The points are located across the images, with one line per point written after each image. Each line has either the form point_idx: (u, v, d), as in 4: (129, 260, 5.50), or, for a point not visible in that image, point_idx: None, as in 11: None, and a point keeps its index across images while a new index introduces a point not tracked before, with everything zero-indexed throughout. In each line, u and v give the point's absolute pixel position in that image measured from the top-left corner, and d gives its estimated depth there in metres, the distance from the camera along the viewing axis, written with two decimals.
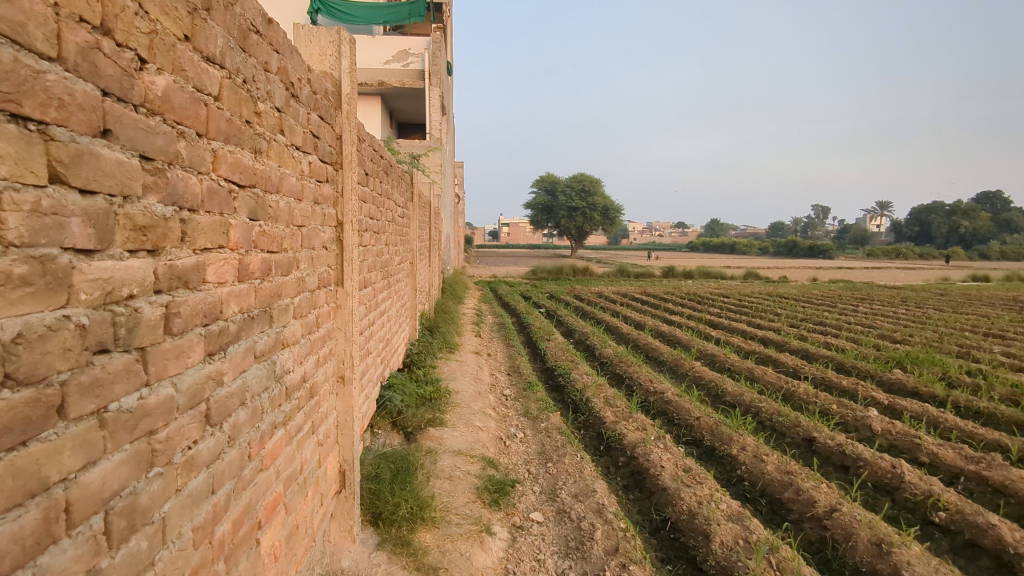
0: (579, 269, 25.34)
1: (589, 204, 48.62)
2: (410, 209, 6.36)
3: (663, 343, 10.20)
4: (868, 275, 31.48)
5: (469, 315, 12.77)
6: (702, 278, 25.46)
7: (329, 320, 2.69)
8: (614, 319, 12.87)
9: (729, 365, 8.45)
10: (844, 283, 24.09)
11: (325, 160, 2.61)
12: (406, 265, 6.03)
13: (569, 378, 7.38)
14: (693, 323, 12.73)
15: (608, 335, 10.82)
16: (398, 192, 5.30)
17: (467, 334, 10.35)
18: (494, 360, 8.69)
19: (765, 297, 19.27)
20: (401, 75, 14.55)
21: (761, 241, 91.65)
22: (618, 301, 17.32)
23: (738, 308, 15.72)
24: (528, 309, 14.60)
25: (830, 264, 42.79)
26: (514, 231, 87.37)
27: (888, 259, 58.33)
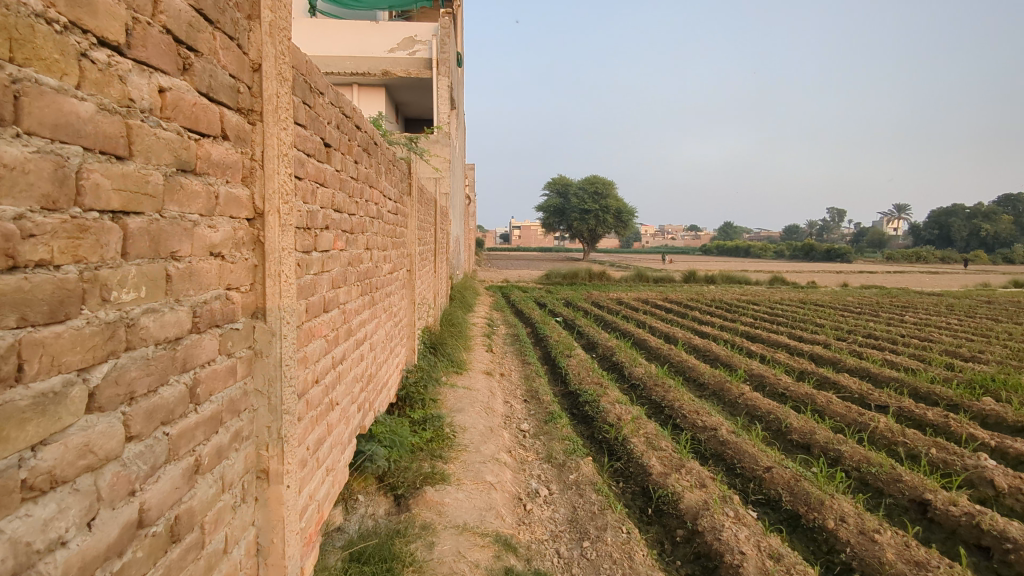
0: (595, 274, 24.12)
1: (603, 207, 47.38)
2: (407, 205, 5.23)
3: (700, 361, 8.96)
4: (898, 281, 29.88)
5: (480, 326, 11.60)
6: (725, 283, 24.09)
7: (226, 383, 1.52)
8: (640, 330, 11.62)
9: (785, 390, 7.20)
10: (878, 289, 22.66)
11: (216, 97, 1.44)
12: (401, 274, 4.90)
13: (599, 408, 6.17)
14: (728, 335, 11.45)
15: (636, 350, 9.60)
16: (389, 182, 4.17)
17: (477, 349, 9.18)
18: (508, 382, 7.51)
19: (797, 305, 17.89)
20: (406, 64, 13.47)
21: (777, 245, 89.93)
22: (640, 309, 16.07)
23: (772, 318, 14.40)
24: (545, 318, 13.42)
25: (854, 269, 41.09)
26: (526, 235, 86.25)
27: (912, 262, 56.52)
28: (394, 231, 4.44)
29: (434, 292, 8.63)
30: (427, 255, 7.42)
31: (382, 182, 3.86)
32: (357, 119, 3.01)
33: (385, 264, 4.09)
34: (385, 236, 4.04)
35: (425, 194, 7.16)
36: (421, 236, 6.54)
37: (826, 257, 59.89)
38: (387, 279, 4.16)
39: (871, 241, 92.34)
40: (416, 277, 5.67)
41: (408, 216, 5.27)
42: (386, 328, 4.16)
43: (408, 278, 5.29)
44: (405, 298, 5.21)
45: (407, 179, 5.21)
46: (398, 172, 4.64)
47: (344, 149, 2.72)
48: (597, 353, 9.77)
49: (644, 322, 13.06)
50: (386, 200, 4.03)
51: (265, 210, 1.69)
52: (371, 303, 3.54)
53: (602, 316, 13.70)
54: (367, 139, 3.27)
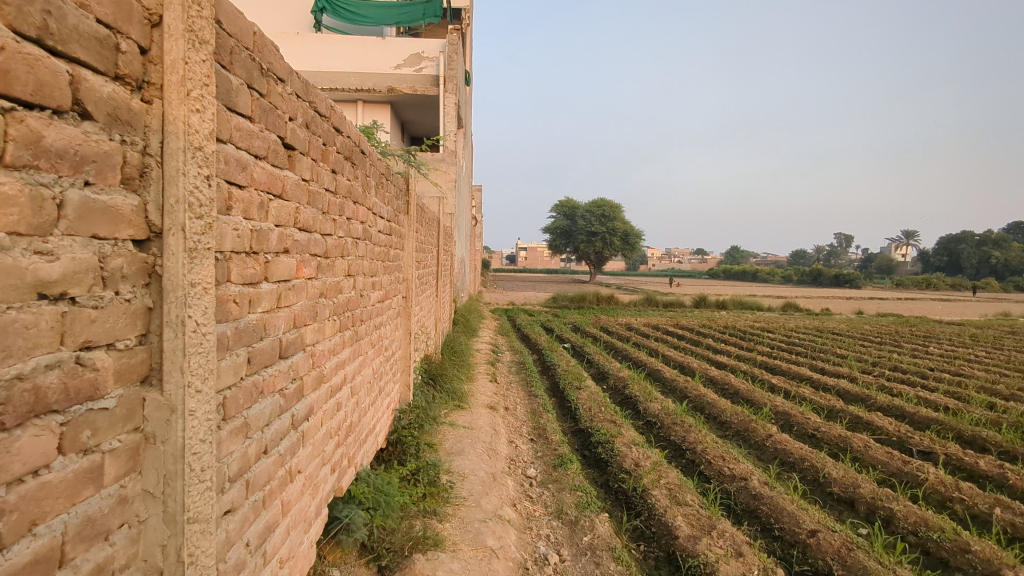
0: (602, 297, 23.57)
1: (610, 229, 46.98)
2: (405, 224, 4.71)
3: (720, 396, 8.34)
4: (913, 308, 29.20)
5: (484, 353, 11.02)
6: (737, 309, 23.42)
7: (74, 497, 0.97)
8: (653, 359, 11.00)
9: (816, 431, 6.58)
10: (894, 317, 22.01)
11: (61, 52, 0.92)
12: (396, 299, 4.37)
13: (614, 452, 5.56)
14: (746, 366, 10.82)
15: (651, 382, 8.98)
16: (381, 198, 3.64)
17: (481, 379, 8.60)
18: (513, 418, 6.91)
19: (814, 333, 17.23)
20: (413, 80, 13.10)
21: (785, 270, 89.20)
22: (651, 335, 15.45)
23: (790, 347, 13.74)
24: (552, 345, 12.84)
25: (867, 296, 40.34)
26: (532, 256, 85.87)
27: (923, 289, 55.72)
28: (386, 253, 3.89)
29: (434, 319, 8.06)
30: (427, 278, 6.89)
31: (373, 198, 3.34)
32: (337, 121, 2.49)
33: (374, 291, 3.55)
34: (375, 259, 3.51)
35: (427, 213, 6.66)
36: (421, 258, 6.01)
37: (836, 283, 59.10)
38: (376, 309, 3.62)
39: (880, 267, 91.57)
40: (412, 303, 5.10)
41: (406, 236, 4.75)
42: (375, 365, 3.62)
43: (403, 305, 4.75)
44: (399, 328, 4.66)
45: (405, 195, 4.69)
46: (393, 188, 4.13)
47: (315, 153, 2.20)
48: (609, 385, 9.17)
49: (656, 350, 12.45)
50: (377, 218, 3.51)
51: (165, 228, 1.16)
52: (353, 338, 3.00)
53: (612, 343, 13.08)
54: (350, 146, 2.75)
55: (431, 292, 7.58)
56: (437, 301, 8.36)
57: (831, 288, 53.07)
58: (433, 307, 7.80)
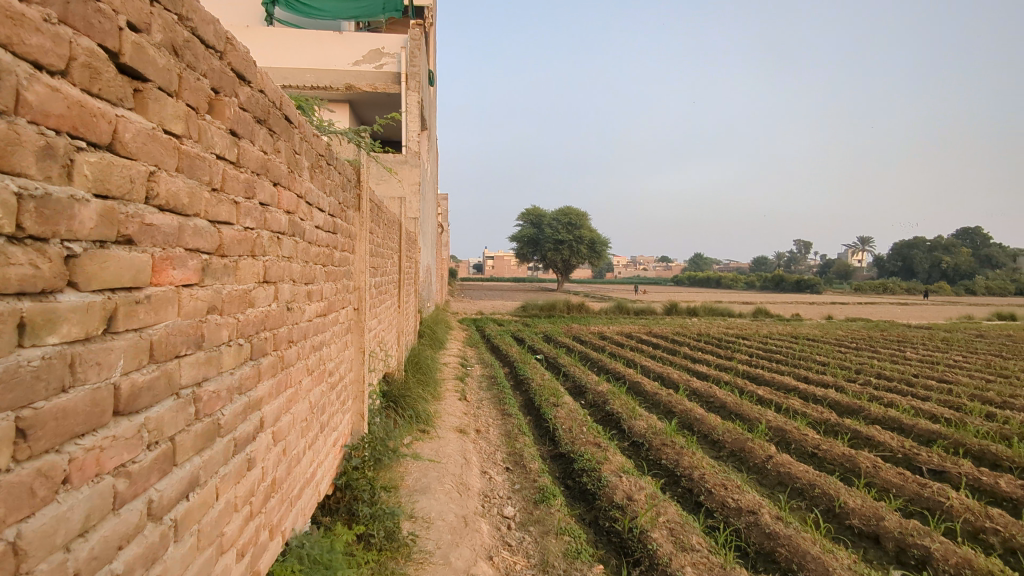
0: (573, 305, 23.01)
1: (577, 238, 46.70)
2: (356, 223, 3.96)
3: (708, 411, 7.73)
4: (879, 312, 29.41)
5: (452, 367, 10.24)
6: (709, 316, 23.07)
7: None
8: (633, 371, 10.38)
9: (818, 451, 6.00)
10: (864, 322, 21.99)
11: None
12: (343, 312, 3.60)
13: (602, 483, 4.90)
14: (729, 376, 10.27)
15: (633, 397, 8.33)
16: (321, 186, 2.90)
17: (449, 397, 7.83)
18: (486, 443, 6.17)
19: (789, 339, 16.89)
20: (373, 78, 12.35)
21: (748, 276, 90.52)
22: (626, 344, 14.89)
23: (769, 355, 13.30)
24: (524, 356, 12.16)
25: (831, 301, 40.76)
26: (499, 265, 85.22)
27: (883, 294, 56.90)
28: (328, 255, 3.13)
29: (396, 334, 7.28)
30: (387, 288, 6.14)
31: (306, 184, 2.59)
32: (239, 64, 1.76)
33: (311, 303, 2.78)
34: (310, 262, 2.75)
35: (386, 214, 5.91)
36: (379, 264, 5.27)
37: (799, 288, 60.05)
38: (313, 326, 2.85)
39: (840, 273, 93.62)
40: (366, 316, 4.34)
41: (358, 237, 4.00)
42: (312, 397, 2.84)
43: (354, 320, 4.00)
44: (350, 347, 3.90)
45: (356, 189, 3.95)
46: (339, 178, 3.39)
47: (192, 97, 1.46)
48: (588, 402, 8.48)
49: (633, 360, 11.83)
50: (314, 210, 2.75)
51: None
52: (275, 367, 2.23)
53: (587, 354, 12.42)
54: (264, 105, 2.00)
55: (392, 303, 6.82)
56: (399, 313, 7.60)
57: (796, 294, 53.65)
58: (394, 321, 7.03)
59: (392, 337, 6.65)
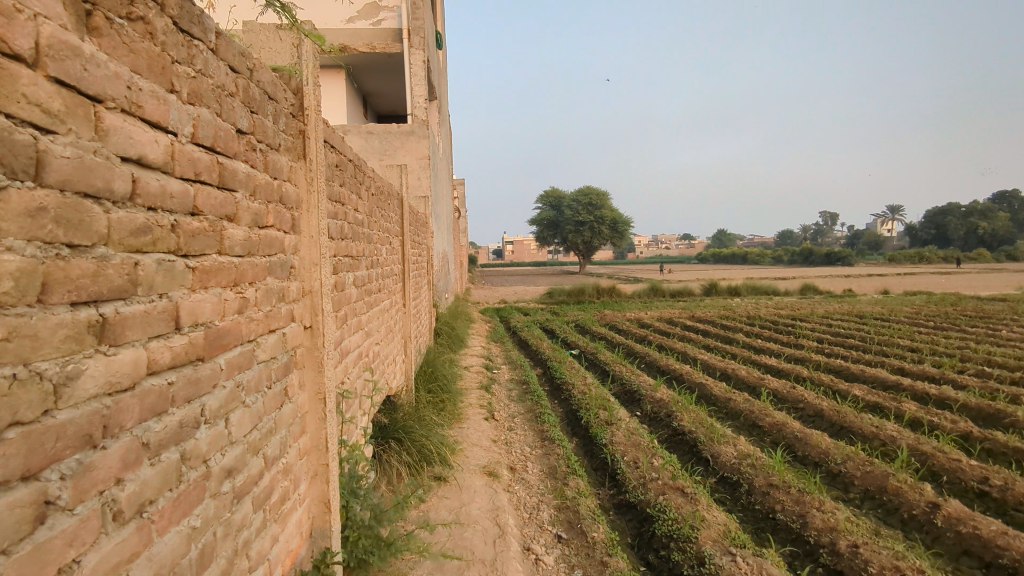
0: (603, 290, 21.25)
1: (599, 218, 44.74)
2: (297, 180, 2.30)
3: (805, 426, 5.99)
4: (934, 283, 27.06)
5: (475, 373, 8.62)
6: (751, 296, 21.09)
7: None
8: (692, 370, 8.63)
9: (991, 489, 4.24)
10: (926, 295, 19.87)
11: None
12: (265, 339, 1.95)
13: (709, 568, 3.25)
14: (810, 371, 8.45)
15: (703, 408, 6.61)
16: (143, 62, 1.23)
17: (474, 419, 6.20)
18: (525, 490, 4.55)
19: (853, 319, 14.95)
20: (370, 36, 10.73)
21: (776, 251, 87.57)
22: (671, 334, 13.15)
23: (842, 340, 11.41)
24: (558, 353, 10.52)
25: (874, 273, 38.27)
26: (519, 250, 83.43)
27: (923, 264, 54.01)
28: (198, 234, 1.47)
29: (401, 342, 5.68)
30: (382, 283, 4.53)
31: (41, 28, 0.93)
32: None
33: (115, 349, 1.13)
34: (101, 246, 1.08)
35: (375, 182, 4.30)
36: (362, 249, 3.65)
37: (832, 261, 57.41)
38: (140, 400, 1.20)
39: (872, 244, 90.12)
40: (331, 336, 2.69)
41: (302, 205, 2.35)
42: (139, 569, 1.19)
43: (302, 346, 2.35)
44: (295, 395, 2.25)
45: (296, 122, 2.30)
46: (237, 82, 1.73)
47: None
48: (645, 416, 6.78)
49: (687, 354, 10.06)
50: (103, 112, 1.08)
51: None
52: None
53: (630, 348, 10.65)
54: None
55: (393, 305, 5.22)
56: (406, 314, 6.01)
57: (833, 267, 51.10)
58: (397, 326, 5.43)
59: (392, 349, 5.04)
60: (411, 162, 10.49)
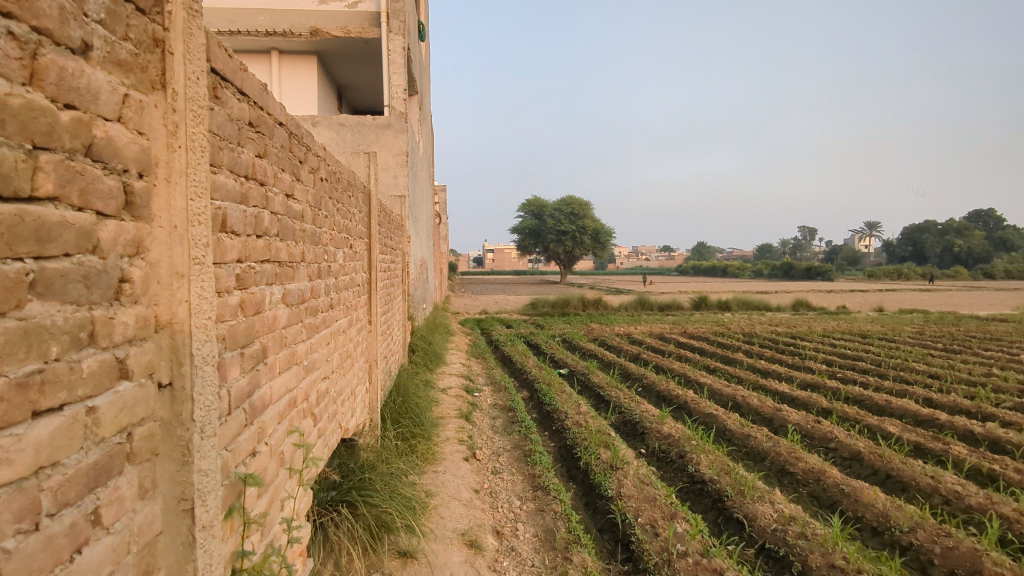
0: (589, 301, 20.35)
1: (582, 228, 44.01)
2: (139, 123, 1.27)
3: (847, 476, 5.04)
4: (922, 300, 26.61)
5: (453, 398, 7.57)
6: (743, 311, 20.32)
7: None
8: (699, 398, 7.67)
9: None
10: (922, 313, 19.25)
11: None
12: (12, 439, 0.92)
13: None
14: (832, 402, 7.53)
15: (721, 449, 5.64)
16: None
17: (451, 460, 5.16)
18: (516, 567, 3.53)
19: (854, 338, 14.18)
20: (344, 19, 9.72)
21: (755, 265, 87.90)
22: (666, 352, 12.24)
23: (852, 362, 10.59)
24: (547, 372, 9.53)
25: (858, 289, 37.93)
26: (500, 258, 82.48)
27: (903, 280, 54.13)
28: None
29: (363, 369, 4.64)
30: (335, 299, 3.49)
31: None
32: None
33: None
34: None
35: (327, 167, 3.27)
36: (301, 253, 2.62)
37: (812, 276, 57.39)
38: None
39: (851, 259, 90.78)
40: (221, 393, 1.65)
41: (151, 171, 1.32)
42: None
43: (147, 422, 1.31)
44: (121, 522, 1.21)
45: (139, 19, 1.27)
46: None
47: None
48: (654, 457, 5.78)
49: (689, 379, 9.11)
50: None
51: None
52: None
53: (626, 369, 9.68)
54: None
55: (354, 324, 4.19)
56: (373, 334, 4.97)
57: (815, 282, 50.87)
58: (358, 348, 4.40)
59: (349, 381, 4.00)
60: (387, 159, 9.46)
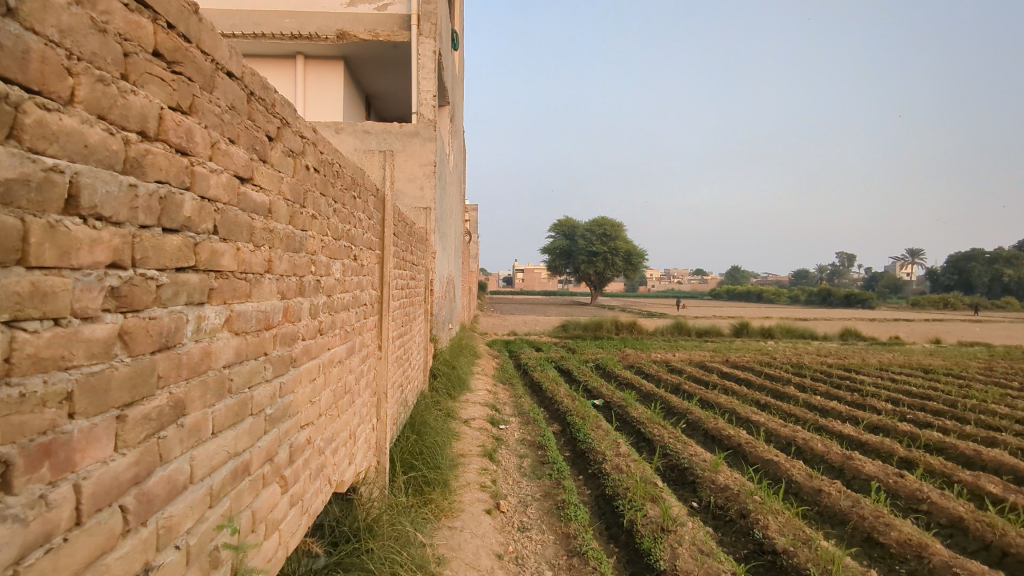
0: (623, 325, 19.45)
1: (613, 249, 43.10)
2: None
3: (955, 554, 4.12)
4: (977, 332, 25.03)
5: (477, 432, 6.80)
6: (787, 340, 19.19)
7: None
8: (756, 441, 6.75)
9: None
10: (983, 347, 17.90)
11: None
12: None
13: None
14: (911, 451, 6.55)
15: (792, 509, 4.75)
16: None
17: (471, 513, 4.38)
18: None
19: (915, 373, 13.05)
20: (373, 22, 9.20)
21: (791, 291, 85.66)
22: (710, 383, 11.31)
23: (921, 402, 9.54)
24: (581, 403, 8.71)
25: (906, 319, 36.08)
26: (529, 279, 81.73)
27: (950, 310, 51.79)
28: None
29: (369, 405, 3.92)
30: (328, 322, 2.78)
31: None
32: None
33: None
34: None
35: (321, 156, 2.58)
36: (264, 262, 1.91)
37: (851, 303, 55.43)
38: None
39: (894, 286, 87.79)
40: (37, 501, 0.95)
41: None
42: None
43: None
44: None
45: None
46: None
47: None
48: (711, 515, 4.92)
49: (740, 417, 8.18)
50: None
51: None
52: None
53: (668, 403, 8.79)
54: None
55: (357, 352, 3.47)
56: (385, 361, 4.26)
57: (857, 309, 48.90)
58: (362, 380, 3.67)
59: (347, 422, 3.27)
60: (413, 169, 8.84)
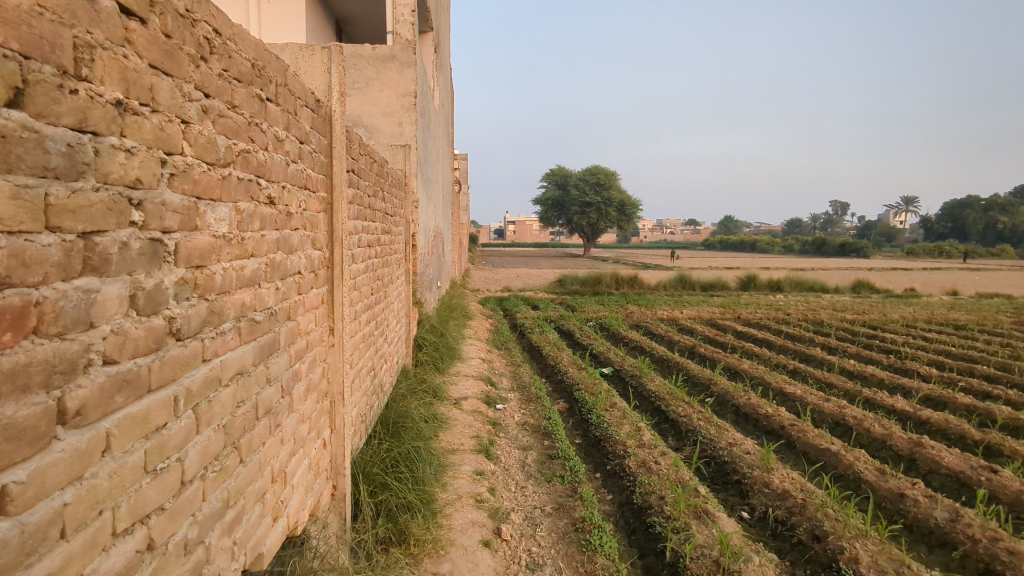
0: (623, 279, 18.31)
1: (608, 199, 41.66)
2: None
3: None
4: (986, 283, 24.07)
5: (469, 416, 5.65)
6: (797, 294, 18.17)
7: None
8: (804, 423, 5.66)
9: None
10: (1004, 298, 16.93)
11: None
12: None
13: None
14: (989, 432, 5.50)
15: (881, 529, 3.66)
16: None
17: (464, 548, 3.26)
18: None
19: (944, 329, 12.04)
20: None
21: (785, 241, 84.75)
22: (727, 345, 10.24)
23: (968, 365, 8.51)
24: (589, 373, 7.62)
25: (910, 269, 35.18)
26: (520, 230, 80.24)
27: (948, 259, 51.03)
28: None
29: (313, 418, 2.70)
30: (197, 315, 1.51)
31: None
32: None
33: None
34: None
35: None
36: None
37: (846, 252, 54.65)
38: None
39: (888, 235, 86.99)
40: None
41: None
42: None
43: None
44: None
45: None
46: None
47: None
48: (772, 537, 3.82)
49: (774, 389, 7.08)
50: None
51: None
52: None
53: (687, 372, 7.71)
54: None
55: (280, 349, 2.22)
56: (341, 351, 3.05)
57: (856, 258, 47.99)
58: (296, 388, 2.43)
59: (266, 463, 2.05)
60: (390, 101, 7.45)
